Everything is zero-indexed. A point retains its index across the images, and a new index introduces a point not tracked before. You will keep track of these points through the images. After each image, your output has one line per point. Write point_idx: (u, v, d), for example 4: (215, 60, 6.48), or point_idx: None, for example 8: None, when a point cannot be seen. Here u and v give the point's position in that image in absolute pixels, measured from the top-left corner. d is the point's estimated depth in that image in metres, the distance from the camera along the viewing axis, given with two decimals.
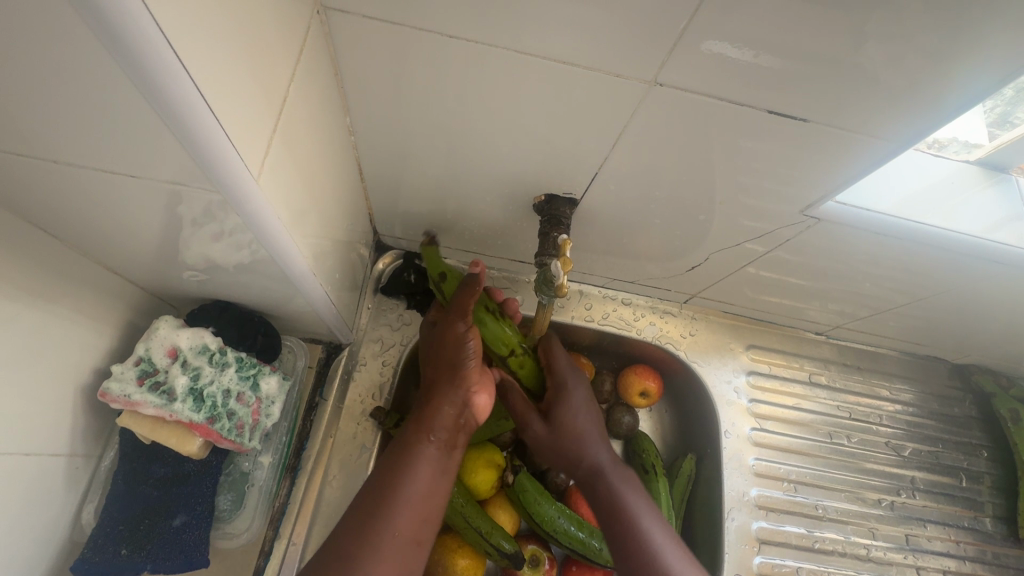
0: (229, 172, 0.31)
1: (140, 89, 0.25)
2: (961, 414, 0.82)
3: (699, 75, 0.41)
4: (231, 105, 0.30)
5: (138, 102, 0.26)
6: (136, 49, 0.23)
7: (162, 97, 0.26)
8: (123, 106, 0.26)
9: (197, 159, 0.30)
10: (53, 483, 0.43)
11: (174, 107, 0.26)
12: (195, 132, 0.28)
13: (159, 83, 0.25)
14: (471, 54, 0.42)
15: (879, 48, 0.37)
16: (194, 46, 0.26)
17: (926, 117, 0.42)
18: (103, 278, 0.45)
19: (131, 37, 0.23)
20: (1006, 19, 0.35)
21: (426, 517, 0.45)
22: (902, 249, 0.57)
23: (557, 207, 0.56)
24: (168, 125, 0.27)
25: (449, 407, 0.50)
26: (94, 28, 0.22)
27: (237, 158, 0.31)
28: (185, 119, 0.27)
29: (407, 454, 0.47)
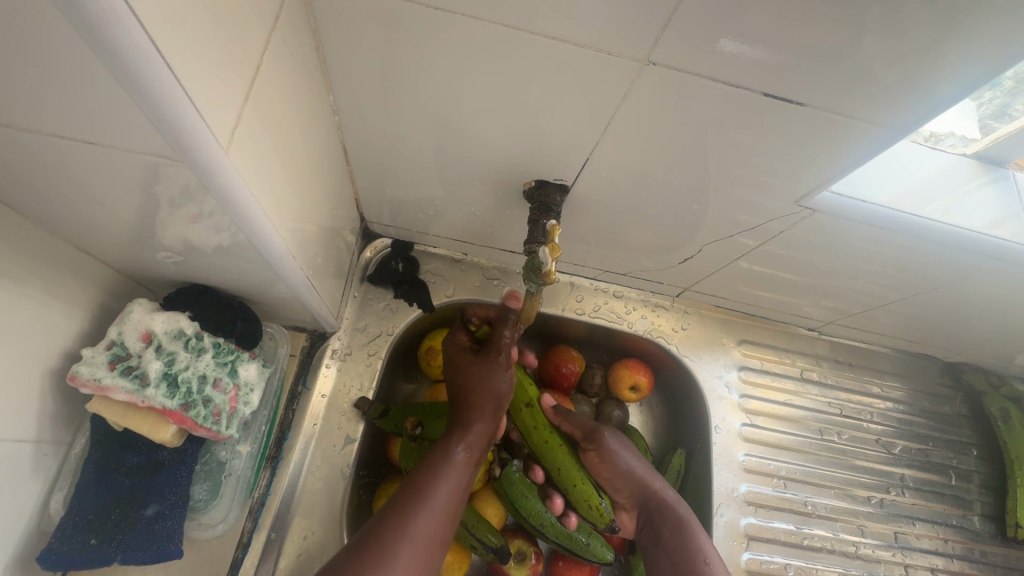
0: (199, 145, 0.30)
1: (91, 46, 0.23)
2: (951, 412, 0.82)
3: (694, 58, 0.40)
4: (196, 70, 0.28)
5: (92, 63, 0.24)
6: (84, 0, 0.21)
7: (117, 57, 0.24)
8: (80, 70, 0.25)
9: (160, 128, 0.28)
10: (21, 471, 0.41)
11: (132, 69, 0.24)
12: (156, 97, 0.26)
13: (112, 40, 0.23)
14: (458, 32, 0.40)
15: (880, 34, 0.36)
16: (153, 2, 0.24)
17: (925, 107, 0.41)
18: (72, 259, 0.43)
19: None
20: (1008, 5, 0.34)
21: (447, 525, 0.50)
22: (898, 243, 0.56)
23: (547, 194, 0.55)
24: (129, 92, 0.26)
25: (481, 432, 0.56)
26: None
27: (206, 131, 0.30)
28: (144, 83, 0.25)
29: (441, 464, 0.53)
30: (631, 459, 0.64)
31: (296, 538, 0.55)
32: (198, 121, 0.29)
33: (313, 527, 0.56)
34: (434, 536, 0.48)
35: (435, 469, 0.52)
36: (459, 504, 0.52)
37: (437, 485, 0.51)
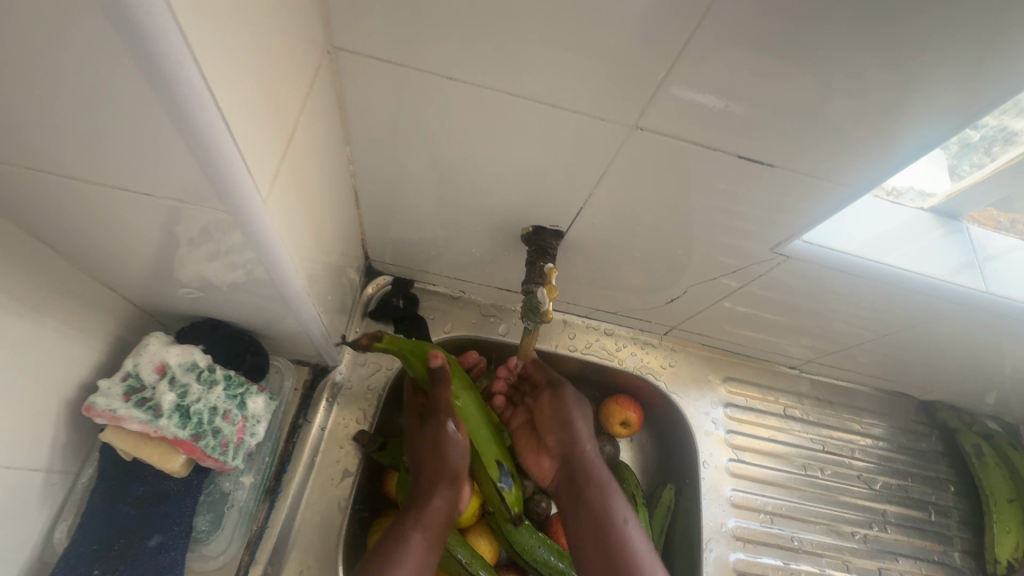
0: (243, 196, 0.33)
1: (169, 116, 0.27)
2: (928, 449, 0.85)
3: (676, 122, 0.45)
4: (249, 134, 0.31)
5: (164, 128, 0.28)
6: (174, 89, 0.25)
7: (192, 127, 0.27)
8: (149, 131, 0.28)
9: (213, 181, 0.31)
10: (31, 499, 0.42)
11: (199, 136, 0.28)
12: (215, 158, 0.29)
13: (188, 113, 0.26)
14: (467, 95, 0.45)
15: (835, 105, 0.42)
16: (224, 81, 0.28)
17: (883, 165, 0.46)
18: (96, 293, 0.45)
19: (170, 72, 0.24)
20: (943, 85, 0.40)
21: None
22: (867, 287, 0.61)
23: (544, 238, 0.59)
24: (193, 151, 0.29)
25: (439, 504, 0.55)
26: (139, 63, 0.24)
27: (252, 185, 0.33)
28: (207, 147, 0.29)
29: (395, 548, 0.51)
30: (581, 426, 0.67)
31: (292, 572, 0.55)
32: (246, 177, 0.32)
33: (309, 561, 0.56)
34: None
35: (386, 556, 0.50)
36: None
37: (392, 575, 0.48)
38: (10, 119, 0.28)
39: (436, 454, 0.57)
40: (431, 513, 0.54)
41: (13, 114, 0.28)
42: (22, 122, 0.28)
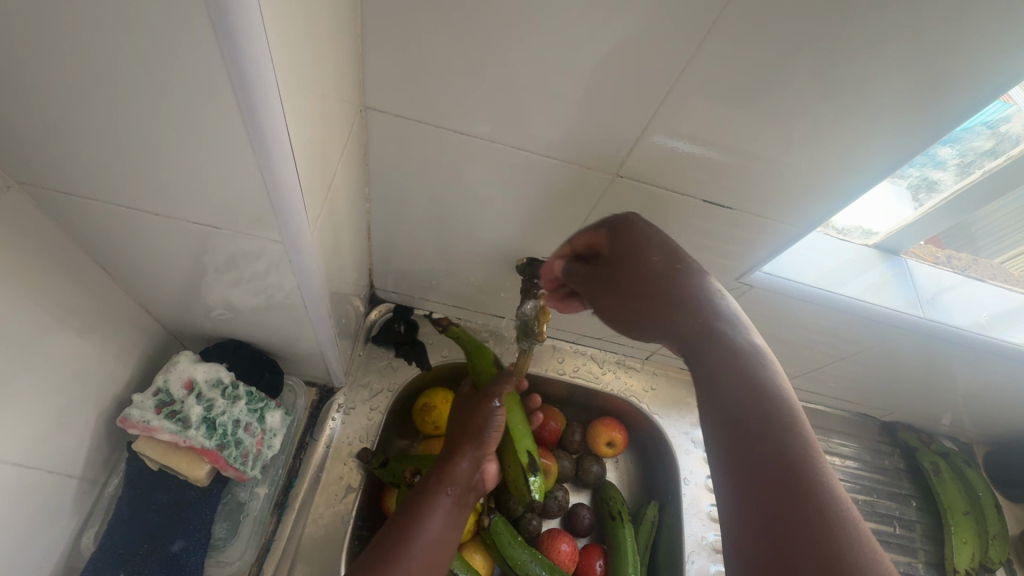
0: (297, 236, 0.39)
1: (256, 158, 0.32)
2: (891, 466, 0.91)
3: (652, 170, 0.53)
4: (308, 174, 0.37)
5: (248, 168, 0.33)
6: (273, 157, 0.32)
7: (277, 184, 0.34)
8: (227, 176, 0.34)
9: (279, 224, 0.38)
10: (63, 505, 0.46)
11: (275, 175, 0.34)
12: (284, 193, 0.35)
13: (270, 157, 0.32)
14: (472, 145, 0.52)
15: (784, 154, 0.50)
16: (299, 133, 0.33)
17: (832, 206, 0.54)
18: (136, 313, 0.50)
19: (271, 144, 0.31)
20: (870, 142, 0.48)
21: (432, 563, 0.55)
22: (823, 315, 0.68)
23: (536, 268, 0.65)
24: (271, 201, 0.36)
25: (468, 465, 0.62)
26: (251, 137, 0.31)
27: (305, 228, 0.39)
28: (280, 184, 0.34)
29: (428, 505, 0.58)
30: None
31: None
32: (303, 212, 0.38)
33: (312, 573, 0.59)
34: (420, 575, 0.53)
35: (417, 514, 0.57)
36: (442, 547, 0.56)
37: (419, 530, 0.56)
38: (103, 162, 0.34)
39: (472, 419, 0.65)
40: (459, 475, 0.61)
41: (109, 158, 0.34)
42: (113, 164, 0.34)
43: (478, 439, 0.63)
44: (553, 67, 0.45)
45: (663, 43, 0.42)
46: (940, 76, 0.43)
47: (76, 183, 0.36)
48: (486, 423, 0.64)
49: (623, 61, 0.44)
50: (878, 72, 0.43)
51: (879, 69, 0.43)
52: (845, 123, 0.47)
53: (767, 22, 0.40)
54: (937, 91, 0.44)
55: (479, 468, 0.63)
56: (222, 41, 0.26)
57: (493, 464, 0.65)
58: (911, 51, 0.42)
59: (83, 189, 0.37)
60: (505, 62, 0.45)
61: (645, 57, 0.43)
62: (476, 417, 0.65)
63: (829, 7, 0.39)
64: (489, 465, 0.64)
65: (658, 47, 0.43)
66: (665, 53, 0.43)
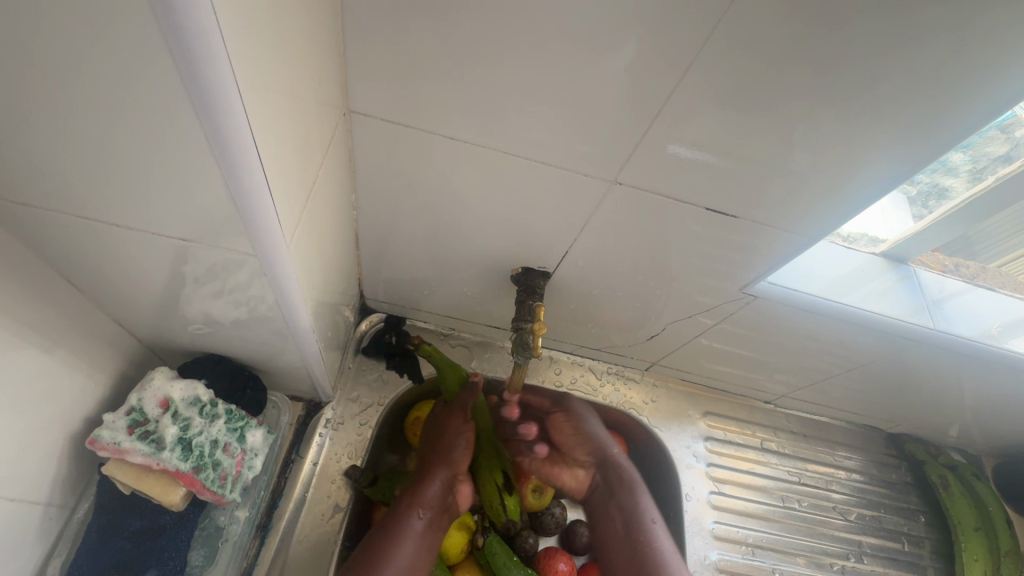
0: (271, 248, 0.37)
1: (220, 168, 0.30)
2: (898, 480, 0.88)
3: (651, 176, 0.50)
4: (281, 182, 0.35)
5: (213, 178, 0.31)
6: (238, 165, 0.30)
7: (244, 194, 0.32)
8: (195, 186, 0.32)
9: (251, 236, 0.35)
10: (28, 533, 0.43)
11: (242, 185, 0.31)
12: (253, 204, 0.33)
13: (236, 165, 0.30)
14: (463, 151, 0.50)
15: (789, 161, 0.48)
16: (268, 139, 0.31)
17: (839, 213, 0.52)
18: (108, 329, 0.48)
19: (236, 151, 0.29)
20: (881, 147, 0.46)
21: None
22: (829, 326, 0.66)
23: (532, 278, 0.63)
24: (240, 213, 0.33)
25: (437, 487, 0.62)
26: (212, 145, 0.29)
27: (280, 239, 0.37)
28: (248, 195, 0.32)
29: (396, 530, 0.58)
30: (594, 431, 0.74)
31: None
32: (275, 223, 0.35)
33: None
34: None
35: (386, 539, 0.57)
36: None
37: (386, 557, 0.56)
38: (61, 171, 0.32)
39: (442, 440, 0.67)
40: (428, 496, 0.61)
41: (67, 167, 0.31)
42: (72, 173, 0.32)
43: (444, 458, 0.65)
44: (547, 69, 0.43)
45: (663, 44, 0.40)
46: (955, 80, 0.41)
47: (33, 193, 0.33)
48: (453, 443, 0.66)
49: (621, 63, 0.42)
50: (890, 75, 0.41)
51: (890, 71, 0.41)
52: (853, 129, 0.45)
53: (773, 22, 0.38)
54: (952, 94, 0.42)
55: (451, 489, 0.62)
56: (172, 42, 0.24)
57: (469, 485, 0.63)
58: (926, 52, 0.39)
59: (42, 200, 0.34)
60: (496, 64, 0.43)
61: (645, 59, 0.41)
62: (445, 437, 0.67)
63: (840, 6, 0.37)
64: (463, 487, 0.63)
65: (659, 48, 0.40)
66: (666, 55, 0.41)
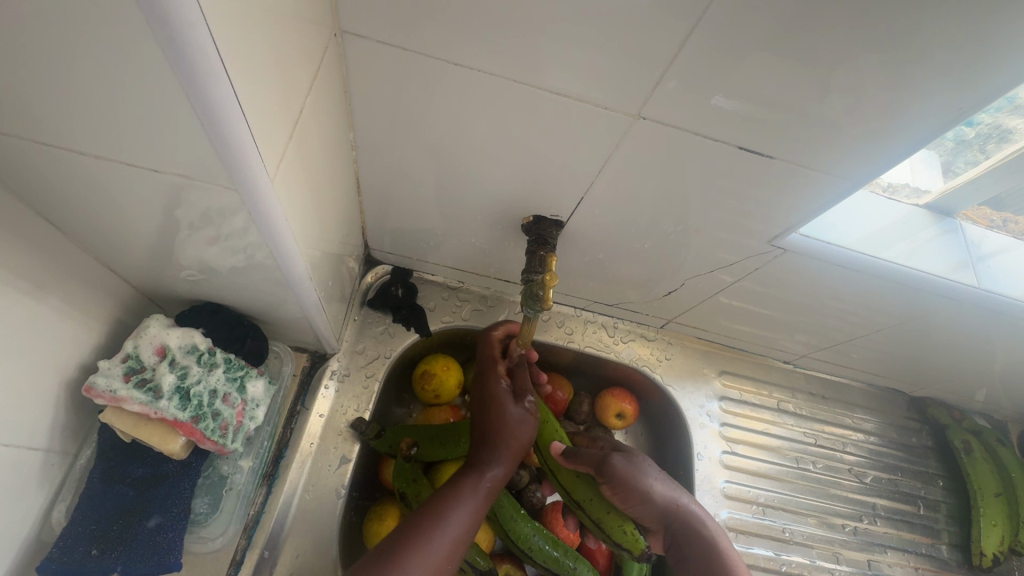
0: (256, 187, 0.34)
1: (180, 83, 0.26)
2: (918, 444, 0.86)
3: (678, 115, 0.45)
4: (259, 107, 0.31)
5: (178, 102, 0.27)
6: (206, 89, 0.26)
7: (217, 126, 0.29)
8: (166, 115, 0.29)
9: (231, 176, 0.32)
10: (31, 479, 0.43)
11: (209, 105, 0.27)
12: (225, 130, 0.29)
13: (197, 80, 0.26)
14: (469, 80, 0.45)
15: (834, 98, 0.42)
16: (235, 54, 0.27)
17: (878, 161, 0.46)
18: (96, 273, 0.45)
19: (200, 71, 0.26)
20: (939, 86, 0.40)
21: (449, 566, 0.47)
22: (861, 282, 0.61)
23: (544, 228, 0.59)
24: (216, 149, 0.30)
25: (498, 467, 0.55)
26: (175, 67, 0.25)
27: (265, 179, 0.34)
28: (216, 118, 0.28)
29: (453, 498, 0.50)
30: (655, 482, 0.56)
31: (288, 558, 0.56)
32: (255, 153, 0.32)
33: (305, 546, 0.57)
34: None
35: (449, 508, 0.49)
36: (462, 546, 0.49)
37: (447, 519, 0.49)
38: (16, 92, 0.28)
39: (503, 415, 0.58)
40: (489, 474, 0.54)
41: (21, 85, 0.28)
42: (29, 96, 0.28)
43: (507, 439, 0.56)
44: None
45: None
46: None
47: None
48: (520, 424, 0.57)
49: None
50: None
51: None
52: (915, 61, 0.39)
53: None
54: None
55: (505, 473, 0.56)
56: None
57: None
58: None
59: (1, 126, 0.31)
60: None
61: None
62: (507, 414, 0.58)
63: None
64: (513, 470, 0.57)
65: None
66: None
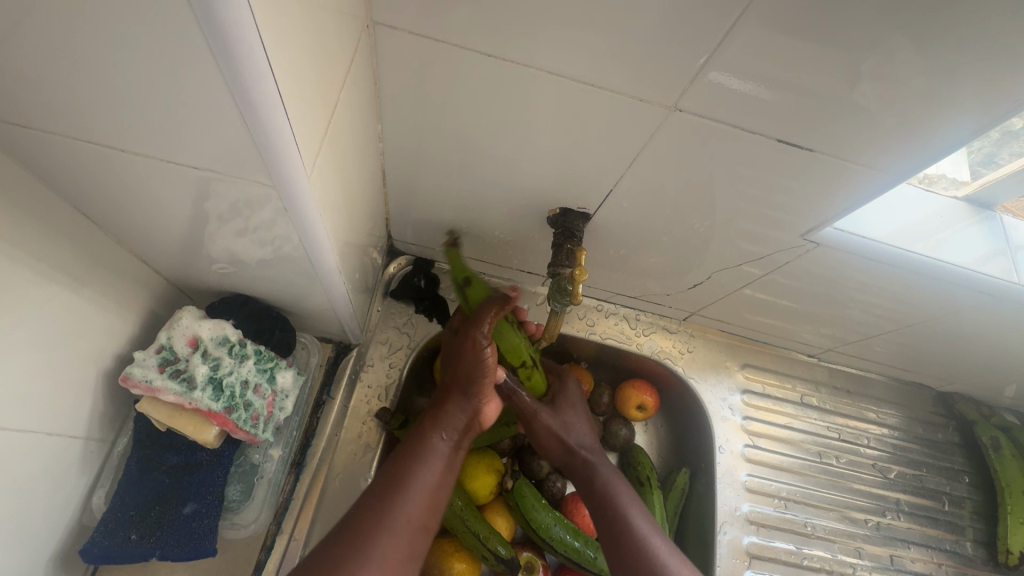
0: (292, 182, 0.34)
1: (223, 77, 0.26)
2: (944, 439, 0.85)
3: (713, 106, 0.44)
4: (299, 101, 0.31)
5: (219, 97, 0.27)
6: (250, 88, 0.27)
7: (258, 124, 0.29)
8: (206, 112, 0.29)
9: (269, 171, 0.32)
10: (72, 465, 0.44)
11: (251, 101, 0.27)
12: (266, 128, 0.29)
13: (242, 76, 0.26)
14: (499, 70, 0.44)
15: (877, 89, 0.40)
16: (279, 52, 0.27)
17: (921, 154, 0.45)
18: (130, 265, 0.46)
19: (246, 69, 0.26)
20: (990, 75, 0.39)
21: (432, 509, 0.49)
22: (894, 276, 0.60)
23: (570, 220, 0.58)
24: (256, 144, 0.30)
25: (460, 413, 0.56)
26: (220, 65, 0.25)
27: (301, 174, 0.34)
28: (259, 114, 0.28)
29: (422, 452, 0.52)
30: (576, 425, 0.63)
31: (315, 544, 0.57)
32: (294, 148, 0.32)
33: None
34: (420, 522, 0.48)
35: (412, 460, 0.51)
36: (441, 493, 0.51)
37: (417, 472, 0.50)
38: (60, 88, 0.28)
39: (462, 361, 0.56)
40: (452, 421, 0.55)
41: (63, 80, 0.28)
42: (70, 92, 0.28)
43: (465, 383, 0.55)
44: None
45: None
46: None
47: (33, 114, 0.30)
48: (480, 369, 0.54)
49: None
50: None
51: None
52: (968, 48, 0.37)
53: None
54: None
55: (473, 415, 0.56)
56: None
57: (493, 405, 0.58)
58: None
59: (40, 120, 0.31)
60: None
61: None
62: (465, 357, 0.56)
63: None
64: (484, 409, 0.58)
65: None
66: None
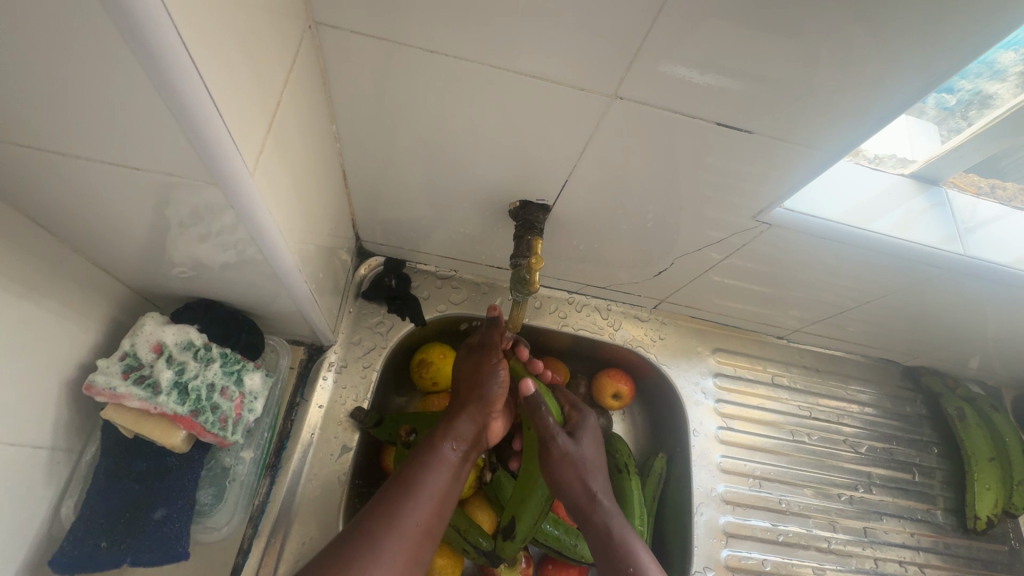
0: (238, 184, 0.34)
1: (150, 79, 0.27)
2: (912, 412, 0.87)
3: (655, 94, 0.45)
4: (233, 96, 0.31)
5: (150, 100, 0.28)
6: (178, 87, 0.27)
7: (192, 123, 0.29)
8: (141, 116, 0.29)
9: (213, 174, 0.33)
10: (38, 475, 0.44)
11: (181, 100, 0.28)
12: (201, 127, 0.30)
13: (164, 71, 0.26)
14: (446, 67, 0.45)
15: (807, 72, 0.42)
16: (203, 49, 0.28)
17: (857, 132, 0.46)
18: (87, 274, 0.46)
19: (170, 67, 0.26)
20: (913, 55, 0.40)
21: (435, 517, 0.50)
22: (850, 254, 0.62)
23: (531, 213, 0.60)
24: (194, 146, 0.31)
25: (472, 423, 0.58)
26: (145, 67, 0.26)
27: (245, 174, 0.34)
28: (188, 109, 0.28)
29: (430, 458, 0.53)
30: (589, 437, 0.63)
31: (294, 546, 0.57)
32: (232, 145, 0.32)
33: (309, 534, 0.58)
34: (426, 527, 0.48)
35: (421, 465, 0.52)
36: (448, 498, 0.52)
37: (424, 476, 0.51)
38: None
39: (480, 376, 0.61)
40: (463, 429, 0.57)
41: None
42: (5, 99, 0.29)
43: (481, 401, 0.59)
44: None
45: None
46: None
47: None
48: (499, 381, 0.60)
49: None
50: None
51: None
52: (888, 30, 0.39)
53: None
54: None
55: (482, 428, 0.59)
56: None
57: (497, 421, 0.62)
58: None
59: None
60: None
61: None
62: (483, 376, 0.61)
63: None
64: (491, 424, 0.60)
65: None
66: None
